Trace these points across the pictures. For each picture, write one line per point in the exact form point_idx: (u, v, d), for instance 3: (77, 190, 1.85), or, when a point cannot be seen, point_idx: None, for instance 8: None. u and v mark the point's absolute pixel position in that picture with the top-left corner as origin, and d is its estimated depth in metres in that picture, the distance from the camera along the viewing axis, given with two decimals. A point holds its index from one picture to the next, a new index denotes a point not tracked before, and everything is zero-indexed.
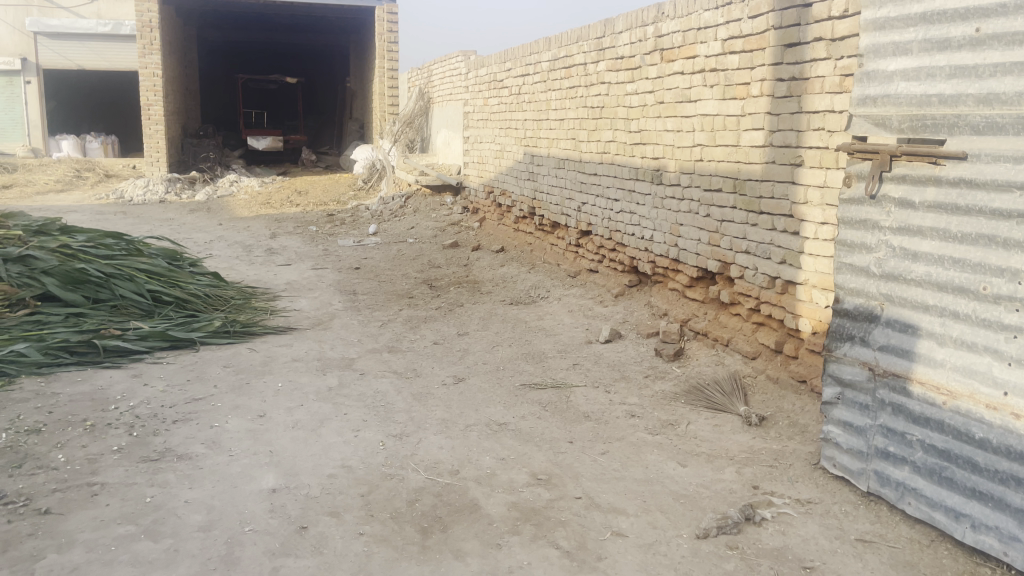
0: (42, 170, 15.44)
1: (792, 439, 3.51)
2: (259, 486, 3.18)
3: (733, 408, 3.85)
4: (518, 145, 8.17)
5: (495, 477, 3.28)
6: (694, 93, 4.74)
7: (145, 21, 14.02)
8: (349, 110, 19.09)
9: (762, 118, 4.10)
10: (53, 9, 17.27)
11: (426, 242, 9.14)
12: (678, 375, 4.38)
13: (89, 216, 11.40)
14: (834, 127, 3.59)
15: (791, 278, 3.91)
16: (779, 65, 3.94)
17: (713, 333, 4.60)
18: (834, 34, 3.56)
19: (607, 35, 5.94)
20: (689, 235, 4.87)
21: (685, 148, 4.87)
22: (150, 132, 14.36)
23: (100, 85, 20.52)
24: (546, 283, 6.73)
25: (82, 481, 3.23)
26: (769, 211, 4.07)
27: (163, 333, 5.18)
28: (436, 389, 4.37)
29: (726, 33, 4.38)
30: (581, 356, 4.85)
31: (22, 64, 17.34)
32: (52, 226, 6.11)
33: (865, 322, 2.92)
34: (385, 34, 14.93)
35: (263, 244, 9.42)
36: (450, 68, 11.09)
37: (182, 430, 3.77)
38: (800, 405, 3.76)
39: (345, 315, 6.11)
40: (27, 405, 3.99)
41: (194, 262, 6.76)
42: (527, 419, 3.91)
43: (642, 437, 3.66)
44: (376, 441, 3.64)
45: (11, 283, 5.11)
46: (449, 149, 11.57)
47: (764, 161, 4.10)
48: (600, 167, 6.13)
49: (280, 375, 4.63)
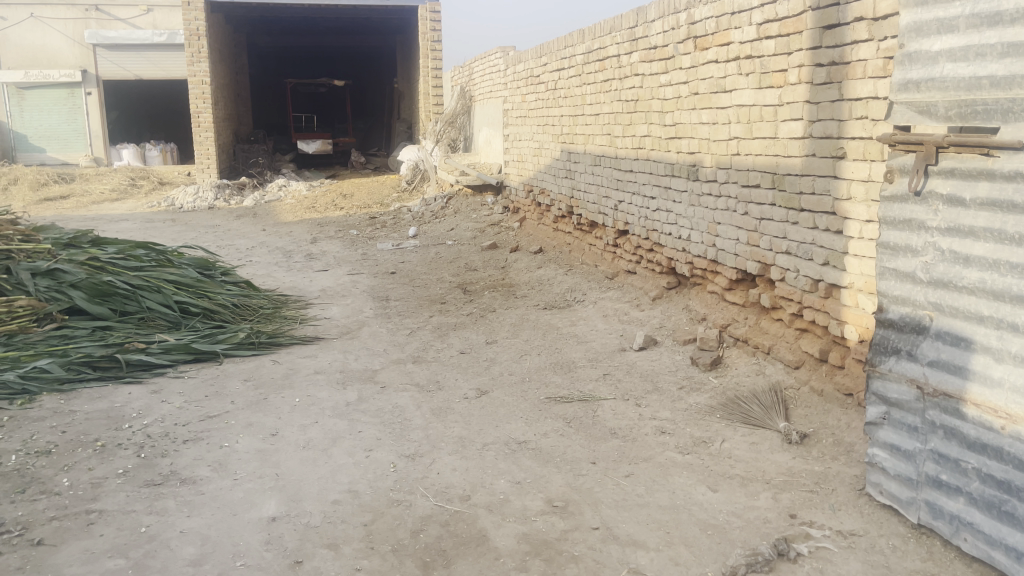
0: (100, 180, 15.76)
1: (835, 460, 3.20)
2: (258, 514, 3.02)
3: (772, 424, 3.52)
4: (555, 142, 7.92)
5: (508, 504, 3.05)
6: (729, 83, 4.42)
7: (193, 30, 14.14)
8: (396, 111, 19.12)
9: (801, 107, 3.76)
10: (111, 22, 17.67)
11: (465, 244, 8.96)
12: (715, 388, 4.07)
13: (139, 225, 11.53)
14: (878, 115, 3.26)
15: (835, 281, 3.58)
16: (818, 48, 3.61)
17: (753, 340, 4.26)
18: (876, 13, 3.23)
19: (640, 25, 5.64)
20: (727, 235, 4.56)
21: (721, 142, 4.56)
22: (200, 139, 14.52)
23: (156, 94, 20.95)
24: (582, 285, 6.46)
25: (81, 508, 3.11)
26: (811, 208, 3.74)
27: (187, 346, 5.10)
28: (457, 403, 4.17)
29: (761, 17, 4.05)
30: (612, 365, 4.59)
31: (82, 76, 17.81)
32: (84, 239, 6.11)
33: (913, 334, 2.59)
34: (427, 34, 14.84)
35: (303, 249, 9.37)
36: (490, 66, 10.90)
37: (191, 451, 3.65)
38: (847, 421, 3.42)
39: (375, 324, 5.96)
40: (42, 424, 3.92)
41: (227, 270, 6.69)
42: (549, 437, 3.67)
43: (671, 457, 3.39)
44: (387, 462, 3.46)
45: (39, 297, 5.08)
46: (490, 148, 11.35)
47: (804, 154, 3.77)
48: (635, 164, 5.85)
49: (300, 389, 4.48)
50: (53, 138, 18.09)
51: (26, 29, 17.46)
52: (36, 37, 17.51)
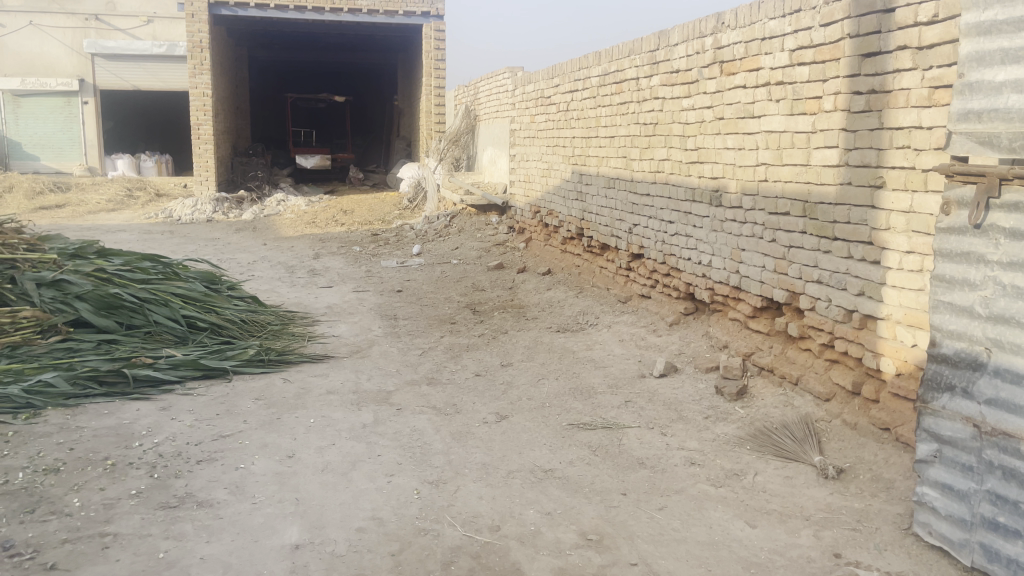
0: (95, 189, 15.58)
1: (875, 497, 3.12)
2: (281, 541, 2.90)
3: (806, 458, 3.45)
4: (566, 164, 7.87)
5: (540, 536, 2.94)
6: (757, 109, 4.37)
7: (196, 42, 14.08)
8: (396, 128, 19.09)
9: (837, 135, 3.71)
10: (110, 31, 17.63)
11: (471, 263, 8.87)
12: (742, 418, 3.99)
13: (136, 236, 11.38)
14: (921, 145, 3.22)
15: (871, 312, 3.52)
16: (857, 76, 3.57)
17: (780, 369, 4.19)
18: (922, 42, 3.20)
19: (662, 48, 5.61)
20: (752, 262, 4.50)
21: (747, 168, 4.51)
22: (200, 152, 14.40)
23: (154, 105, 20.85)
24: (594, 308, 6.38)
25: (94, 530, 2.99)
26: (845, 237, 3.69)
27: (195, 362, 4.98)
28: (477, 427, 4.06)
29: (795, 43, 4.00)
30: (633, 392, 4.50)
31: (79, 85, 17.69)
32: (89, 249, 5.99)
33: (969, 370, 2.53)
34: (431, 52, 14.85)
35: (306, 265, 9.25)
36: (497, 85, 10.89)
37: (205, 472, 3.53)
38: (884, 456, 3.34)
39: (385, 343, 5.85)
40: (48, 440, 3.79)
41: (233, 285, 6.59)
42: (575, 466, 3.57)
43: (704, 490, 3.30)
44: (410, 489, 3.35)
45: (44, 308, 4.96)
46: (495, 167, 11.29)
47: (839, 183, 3.72)
48: (653, 187, 5.80)
49: (313, 410, 4.36)
50: (48, 147, 17.91)
51: (24, 37, 17.33)
52: (35, 45, 17.41)
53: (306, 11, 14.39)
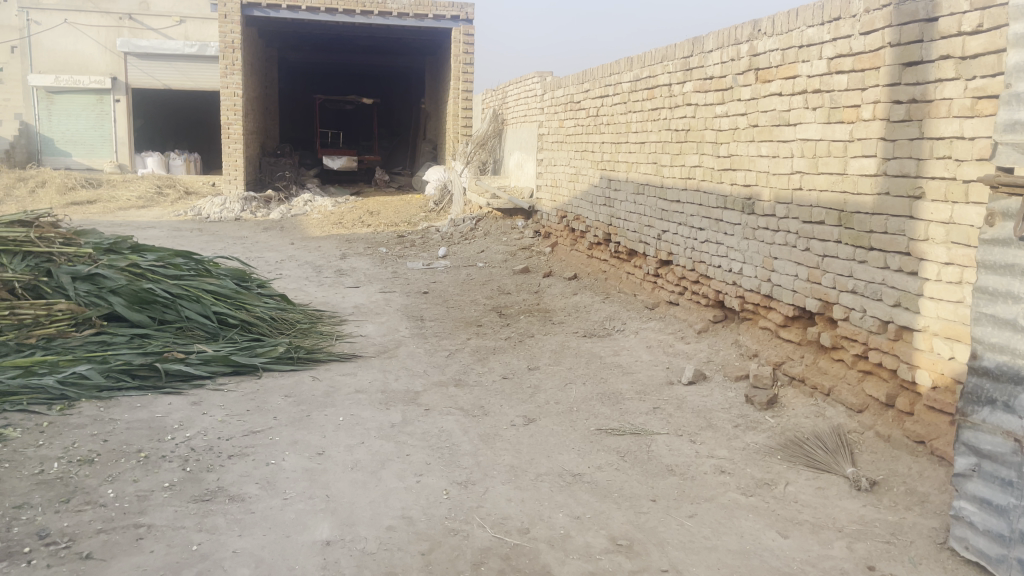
0: (126, 186, 15.77)
1: (909, 510, 3.09)
2: (312, 537, 2.92)
3: (838, 469, 3.42)
4: (594, 169, 7.87)
5: (570, 540, 2.94)
6: (793, 117, 4.35)
7: (229, 42, 14.22)
8: (423, 131, 19.19)
9: (875, 144, 3.68)
10: (143, 31, 17.89)
11: (496, 267, 8.89)
12: (773, 427, 3.96)
13: (166, 233, 11.52)
14: (963, 155, 3.18)
15: (907, 323, 3.49)
16: (897, 85, 3.54)
17: (812, 380, 4.16)
18: (965, 51, 3.17)
19: (695, 54, 5.60)
20: (784, 270, 4.47)
21: (782, 176, 4.48)
22: (229, 151, 14.56)
23: (185, 104, 21.12)
24: (621, 314, 6.37)
25: (128, 521, 3.02)
26: (882, 247, 3.66)
27: (226, 358, 5.03)
28: (505, 430, 4.06)
29: (833, 51, 3.98)
30: (661, 399, 4.48)
31: (112, 83, 17.96)
32: (124, 244, 6.07)
33: (1009, 384, 2.50)
34: (460, 56, 14.92)
35: (333, 265, 9.31)
36: (526, 90, 10.91)
37: (237, 466, 3.56)
38: (918, 470, 3.31)
39: (412, 343, 5.87)
40: (82, 432, 3.86)
41: (263, 283, 6.64)
42: (604, 471, 3.56)
43: (734, 498, 3.28)
44: (439, 489, 3.36)
45: (78, 301, 5.06)
46: (521, 171, 11.30)
47: (876, 192, 3.69)
48: (684, 194, 5.78)
49: (342, 408, 4.39)
50: (80, 143, 18.22)
51: (59, 34, 17.63)
52: (69, 43, 17.71)
53: (336, 13, 14.51)
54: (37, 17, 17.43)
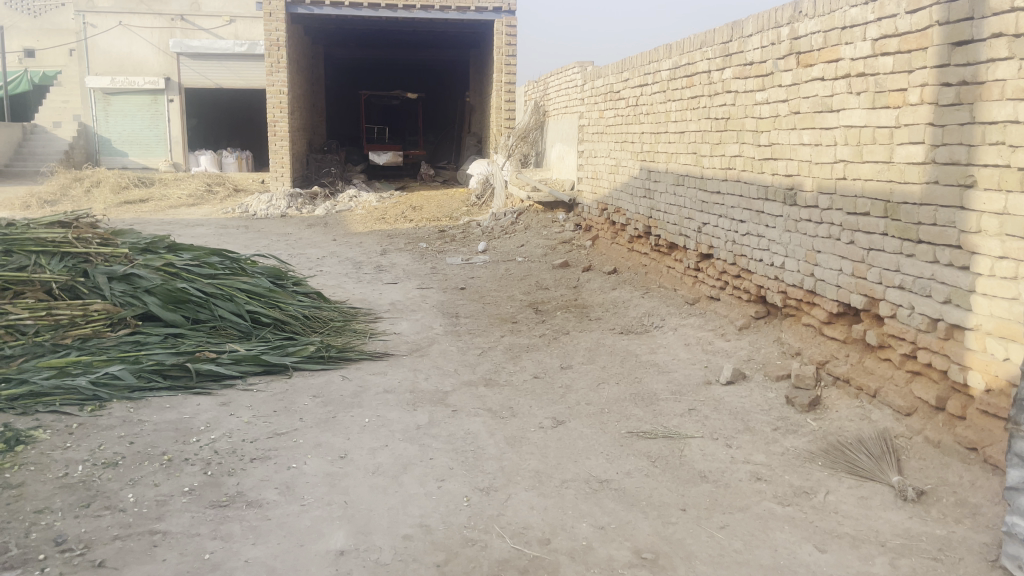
0: (177, 185, 16.07)
1: (959, 524, 2.88)
2: (326, 547, 2.84)
3: (883, 477, 3.21)
4: (634, 160, 7.67)
5: (592, 552, 2.81)
6: (836, 102, 4.12)
7: (274, 40, 14.27)
8: (468, 124, 19.13)
9: (923, 130, 3.45)
10: (194, 31, 18.17)
11: (536, 261, 8.75)
12: (814, 431, 3.76)
13: (213, 231, 11.66)
14: (1018, 141, 2.94)
15: (958, 322, 3.26)
16: (946, 66, 3.30)
17: (857, 380, 3.93)
18: (1019, 28, 2.92)
19: (735, 39, 5.38)
20: (828, 264, 4.25)
21: (825, 165, 4.25)
22: (276, 148, 14.69)
23: (235, 103, 21.44)
24: (660, 309, 6.18)
25: (145, 528, 2.99)
26: (930, 240, 3.42)
27: (257, 357, 5.01)
28: (532, 432, 3.94)
29: (878, 32, 3.74)
30: (698, 400, 4.30)
31: (165, 83, 18.29)
32: (160, 244, 6.12)
33: None
34: (503, 48, 14.78)
35: (372, 261, 9.28)
36: (567, 80, 10.72)
37: (258, 470, 3.51)
38: (970, 479, 3.08)
39: (445, 341, 5.79)
40: (110, 434, 3.86)
41: (299, 280, 6.62)
42: (633, 477, 3.41)
43: (770, 508, 3.10)
44: (460, 495, 3.25)
45: (113, 301, 5.09)
46: (563, 163, 11.13)
47: (925, 181, 3.46)
48: (724, 185, 5.57)
49: (369, 409, 4.31)
50: (136, 143, 18.65)
51: (115, 36, 18.02)
52: (124, 45, 18.11)
53: (379, 9, 14.48)
54: (93, 20, 17.86)
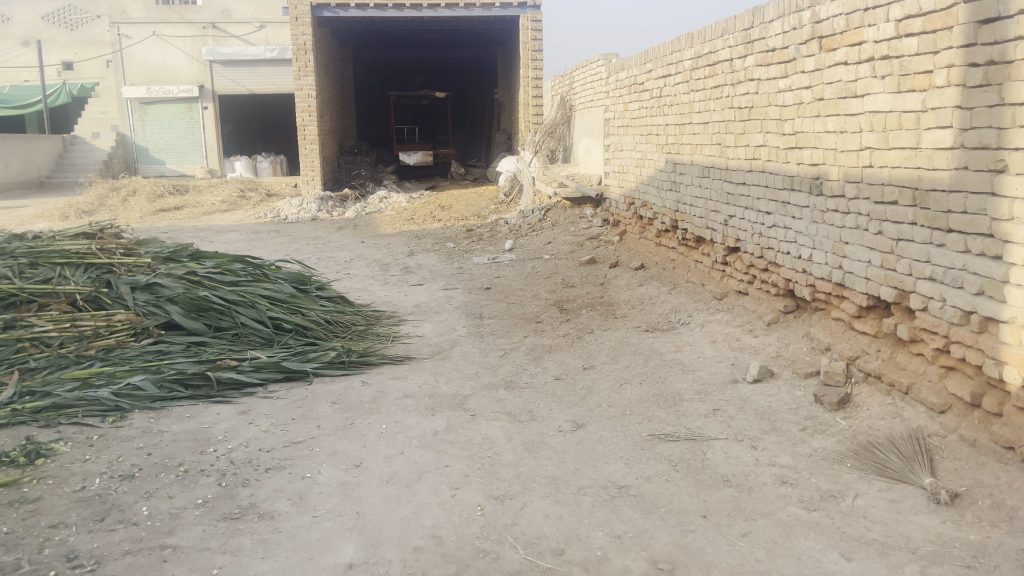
0: (211, 191, 16.25)
1: (995, 529, 2.73)
2: (335, 560, 2.79)
3: (915, 479, 3.07)
4: (660, 152, 7.51)
5: (607, 563, 2.71)
6: (861, 87, 3.95)
7: (300, 44, 14.32)
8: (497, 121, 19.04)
9: (950, 113, 3.29)
10: (227, 38, 18.35)
11: (563, 258, 8.64)
12: (844, 431, 3.60)
13: (244, 236, 11.75)
14: None
15: (992, 314, 3.10)
16: (972, 46, 3.14)
17: (888, 377, 3.77)
18: None
19: (756, 26, 5.21)
20: (856, 255, 4.08)
21: (850, 152, 4.09)
22: (306, 152, 14.77)
23: (268, 108, 21.66)
24: (688, 305, 6.04)
25: (155, 542, 2.97)
26: (961, 228, 3.26)
27: (278, 364, 4.99)
28: (551, 437, 3.85)
29: (901, 13, 3.58)
30: (723, 400, 4.17)
31: (199, 91, 18.49)
32: (183, 252, 6.14)
33: None
34: (528, 43, 14.64)
35: (400, 262, 9.26)
36: (592, 73, 10.56)
37: (272, 481, 3.48)
38: (1007, 480, 2.92)
39: (467, 343, 5.73)
40: (129, 445, 3.86)
41: (322, 285, 6.60)
42: (652, 482, 3.30)
43: (794, 514, 2.97)
44: (473, 504, 3.18)
45: (136, 311, 5.10)
46: (591, 158, 10.98)
47: (954, 167, 3.29)
48: (749, 176, 5.41)
49: (386, 415, 4.26)
50: (172, 151, 18.96)
51: (148, 46, 18.29)
52: (158, 54, 18.37)
53: (404, 8, 14.43)
54: (127, 31, 18.17)
